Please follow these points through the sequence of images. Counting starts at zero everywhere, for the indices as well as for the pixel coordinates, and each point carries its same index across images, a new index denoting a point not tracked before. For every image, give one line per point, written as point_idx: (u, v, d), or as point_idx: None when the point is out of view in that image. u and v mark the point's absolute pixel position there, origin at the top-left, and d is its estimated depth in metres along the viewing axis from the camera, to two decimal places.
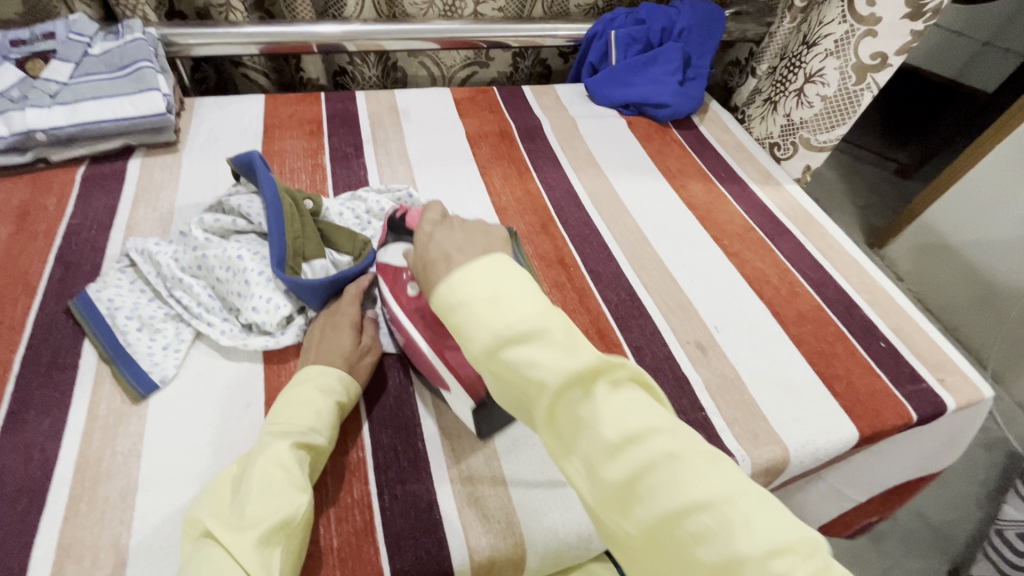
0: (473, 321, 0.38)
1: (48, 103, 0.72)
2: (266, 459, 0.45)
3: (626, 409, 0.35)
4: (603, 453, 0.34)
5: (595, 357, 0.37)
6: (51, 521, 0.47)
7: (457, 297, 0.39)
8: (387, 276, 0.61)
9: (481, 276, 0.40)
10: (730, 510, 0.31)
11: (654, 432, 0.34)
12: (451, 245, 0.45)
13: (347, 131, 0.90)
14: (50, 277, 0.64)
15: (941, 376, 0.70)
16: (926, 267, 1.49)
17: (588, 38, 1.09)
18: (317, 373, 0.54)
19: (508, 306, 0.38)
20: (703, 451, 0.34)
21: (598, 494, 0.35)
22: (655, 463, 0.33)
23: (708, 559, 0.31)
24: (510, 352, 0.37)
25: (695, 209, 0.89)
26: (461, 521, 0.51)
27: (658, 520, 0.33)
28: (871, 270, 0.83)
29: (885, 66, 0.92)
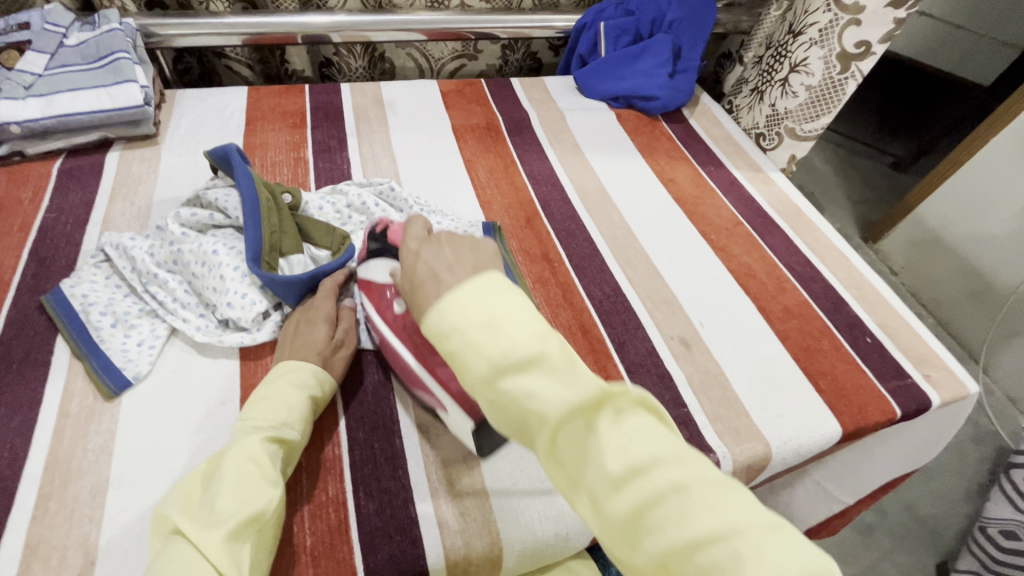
0: (468, 348, 0.36)
1: (22, 95, 0.71)
2: (237, 453, 0.45)
3: (631, 438, 0.33)
4: (607, 487, 0.32)
5: (595, 384, 0.34)
6: (19, 520, 0.46)
7: (449, 324, 0.37)
8: (371, 294, 0.59)
9: (475, 298, 0.37)
10: (743, 545, 0.28)
11: (660, 463, 0.32)
12: (440, 264, 0.42)
13: (331, 124, 0.89)
14: (24, 272, 0.63)
15: (926, 371, 0.69)
16: (919, 261, 1.48)
17: (576, 30, 1.07)
18: (290, 368, 0.53)
19: (503, 331, 0.35)
20: (717, 483, 0.31)
21: (607, 530, 0.33)
22: (662, 495, 0.31)
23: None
24: (508, 381, 0.35)
25: (683, 203, 0.88)
26: (437, 519, 0.51)
27: (668, 560, 0.30)
28: (859, 265, 0.83)
29: (869, 55, 0.90)
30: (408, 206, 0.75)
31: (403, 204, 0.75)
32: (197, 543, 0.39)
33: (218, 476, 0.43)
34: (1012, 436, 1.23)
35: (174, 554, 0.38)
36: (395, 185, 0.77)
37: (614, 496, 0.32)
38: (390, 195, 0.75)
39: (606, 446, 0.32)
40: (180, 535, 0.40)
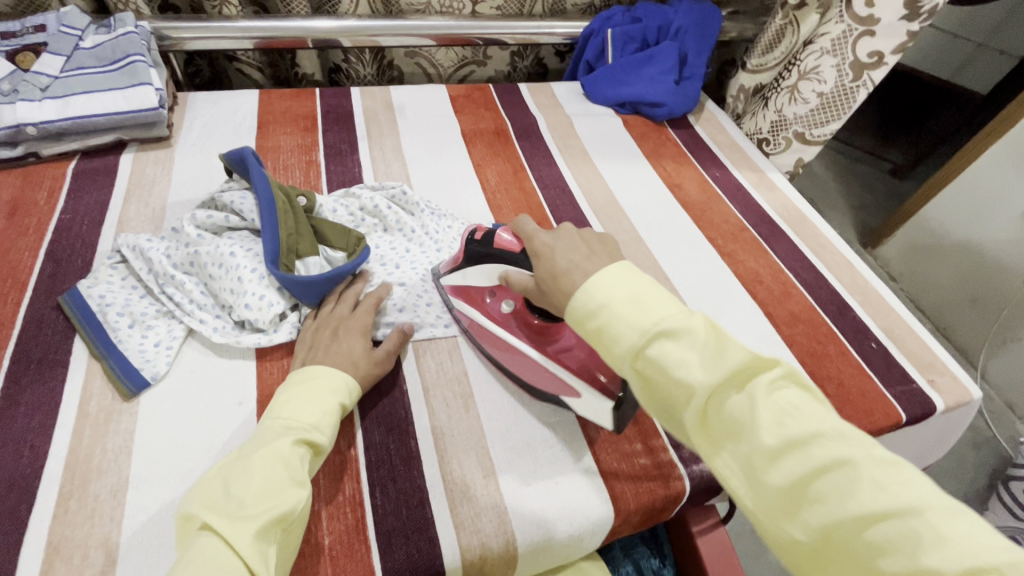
0: (617, 321, 0.42)
1: (38, 97, 0.72)
2: (268, 453, 0.45)
3: (787, 412, 0.37)
4: (764, 457, 0.37)
5: (747, 357, 0.39)
6: (41, 518, 0.47)
7: (597, 302, 0.43)
8: (470, 300, 0.65)
9: (618, 281, 0.43)
10: (919, 522, 0.32)
11: (821, 437, 0.36)
12: (576, 258, 0.47)
13: (342, 128, 0.90)
14: (41, 273, 0.63)
15: (930, 377, 0.71)
16: (919, 267, 1.50)
17: (584, 36, 1.08)
18: (324, 374, 0.53)
19: (649, 308, 0.42)
20: (883, 458, 0.35)
21: (764, 499, 0.37)
22: (825, 468, 0.35)
23: (894, 568, 0.32)
24: (656, 350, 0.40)
25: (690, 209, 0.89)
26: (453, 520, 0.51)
27: (834, 527, 0.34)
28: (864, 271, 0.84)
29: (881, 65, 0.93)
30: (420, 209, 0.76)
31: (415, 207, 0.76)
32: (229, 538, 0.39)
33: (246, 475, 0.43)
34: (1010, 441, 1.24)
35: (203, 550, 0.38)
36: (407, 189, 0.77)
37: (772, 466, 0.36)
38: (402, 199, 0.76)
39: (763, 421, 0.37)
40: (207, 528, 0.40)
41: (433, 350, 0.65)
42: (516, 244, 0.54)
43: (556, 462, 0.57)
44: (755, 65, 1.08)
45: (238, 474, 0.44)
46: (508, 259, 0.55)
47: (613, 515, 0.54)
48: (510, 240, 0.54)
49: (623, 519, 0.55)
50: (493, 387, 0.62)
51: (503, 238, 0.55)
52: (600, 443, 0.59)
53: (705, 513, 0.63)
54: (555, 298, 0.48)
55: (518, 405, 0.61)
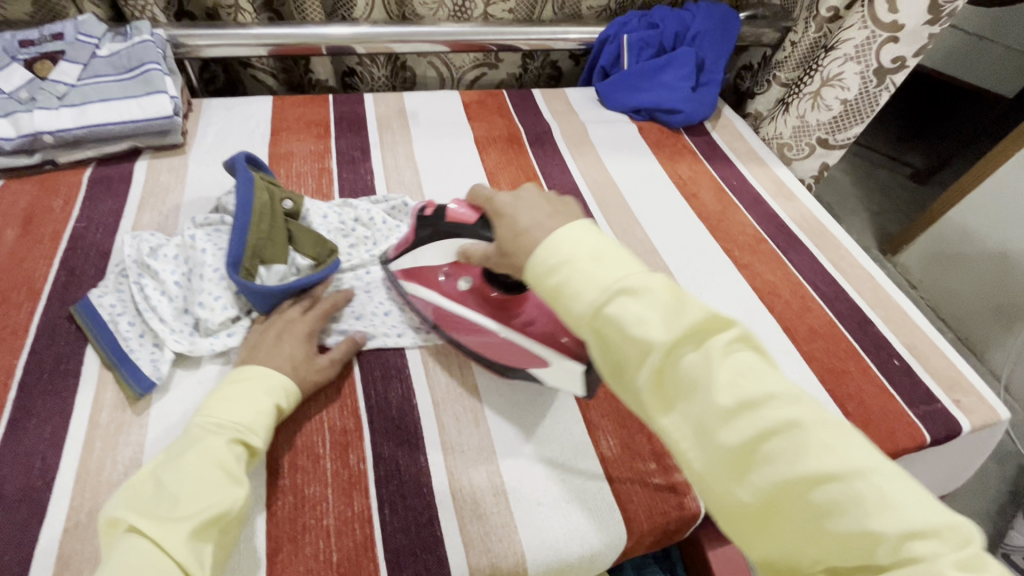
0: (578, 278, 0.40)
1: (55, 105, 0.72)
2: (200, 453, 0.44)
3: (740, 373, 0.36)
4: (718, 418, 0.36)
5: (706, 315, 0.38)
6: (51, 531, 0.47)
7: (558, 258, 0.41)
8: (423, 281, 0.64)
9: (577, 238, 0.42)
10: (864, 485, 0.32)
11: (773, 399, 0.35)
12: (539, 215, 0.46)
13: (355, 135, 0.90)
14: (55, 281, 0.63)
15: (956, 397, 0.68)
16: (939, 276, 1.46)
17: (599, 41, 1.07)
18: (261, 375, 0.52)
19: (610, 266, 0.40)
20: (830, 421, 0.35)
21: (713, 461, 0.36)
22: (776, 429, 0.34)
23: (836, 528, 0.32)
24: (614, 308, 0.38)
25: (705, 218, 0.87)
26: (463, 539, 0.50)
27: (779, 488, 0.34)
28: (885, 285, 0.82)
29: (903, 69, 0.91)
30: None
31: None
32: (160, 540, 0.38)
33: (178, 474, 0.43)
34: None
35: (130, 553, 0.38)
36: (408, 200, 0.77)
37: (724, 426, 0.35)
38: (403, 210, 0.76)
39: (719, 381, 0.36)
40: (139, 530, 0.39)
41: (442, 363, 0.64)
42: (467, 214, 0.54)
43: (568, 480, 0.56)
44: (780, 77, 1.08)
45: (170, 472, 0.43)
46: (461, 230, 0.54)
47: (625, 536, 0.53)
48: (461, 213, 0.54)
49: (635, 540, 0.54)
50: (504, 402, 0.61)
51: (452, 209, 0.55)
52: (612, 461, 0.58)
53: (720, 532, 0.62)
54: (516, 258, 0.46)
55: (528, 420, 0.60)
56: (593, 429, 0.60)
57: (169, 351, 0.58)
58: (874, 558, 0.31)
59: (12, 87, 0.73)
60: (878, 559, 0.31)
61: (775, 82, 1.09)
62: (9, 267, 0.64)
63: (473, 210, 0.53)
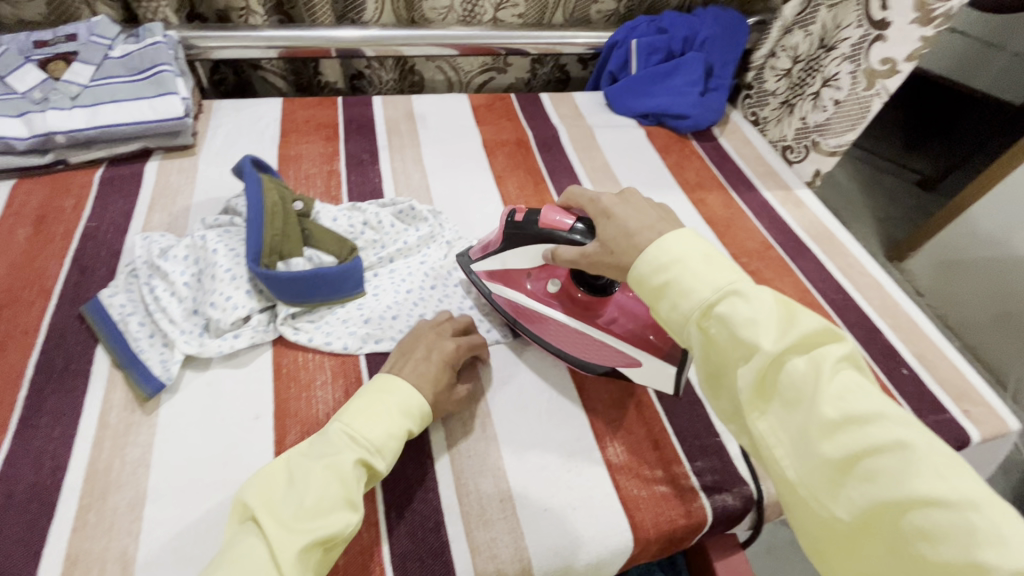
0: (688, 277, 0.43)
1: (68, 105, 0.73)
2: (328, 467, 0.44)
3: (848, 389, 0.37)
4: (820, 429, 0.36)
5: (818, 326, 0.39)
6: (61, 530, 0.47)
7: (670, 257, 0.45)
8: (507, 281, 0.66)
9: (701, 245, 0.45)
10: (976, 517, 0.31)
11: (884, 418, 0.35)
12: (647, 218, 0.49)
13: (363, 137, 0.90)
14: (66, 280, 0.64)
15: (965, 407, 0.68)
16: (947, 283, 1.45)
17: (607, 46, 1.07)
18: (401, 391, 0.51)
19: (723, 270, 0.43)
20: (943, 451, 0.34)
21: (809, 470, 0.37)
22: (883, 447, 0.34)
23: (938, 556, 0.32)
24: (723, 310, 0.41)
25: (713, 224, 0.87)
26: (469, 544, 0.50)
27: (876, 506, 0.34)
28: (894, 293, 0.81)
29: (895, 73, 0.88)
30: (426, 222, 0.76)
31: (421, 221, 0.76)
32: (273, 548, 0.39)
33: (303, 485, 0.43)
34: None
35: (248, 551, 0.39)
36: (415, 203, 0.77)
37: (826, 438, 0.36)
38: (410, 214, 0.76)
39: (826, 394, 0.37)
40: (257, 528, 0.41)
41: None
42: (566, 222, 0.55)
43: (574, 486, 0.55)
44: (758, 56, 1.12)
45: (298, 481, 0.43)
46: (557, 237, 0.55)
47: (631, 544, 0.53)
48: (560, 216, 0.55)
49: (641, 548, 0.54)
50: (511, 407, 0.61)
51: (549, 217, 0.56)
52: (620, 468, 0.57)
53: (726, 538, 0.61)
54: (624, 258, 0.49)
55: (536, 425, 0.60)
56: (600, 437, 0.60)
57: (178, 352, 0.58)
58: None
59: (26, 87, 0.73)
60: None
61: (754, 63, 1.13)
62: (21, 266, 0.64)
63: (571, 216, 0.56)
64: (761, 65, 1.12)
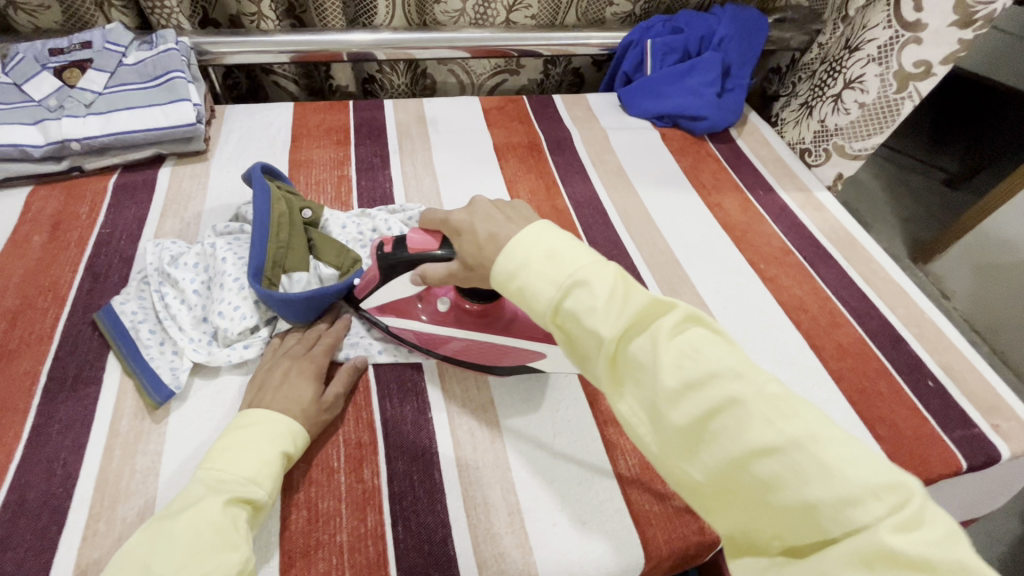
0: (534, 279, 0.41)
1: (83, 113, 0.74)
2: (192, 517, 0.42)
3: (686, 353, 0.36)
4: (666, 399, 0.36)
5: (649, 301, 0.39)
6: (70, 540, 0.47)
7: (516, 263, 0.42)
8: (400, 313, 0.62)
9: (534, 238, 0.42)
10: (800, 455, 0.32)
11: (717, 377, 0.35)
12: (496, 224, 0.46)
13: (374, 141, 0.90)
14: (80, 287, 0.64)
15: (994, 421, 0.65)
16: (975, 286, 1.40)
17: (621, 47, 1.05)
18: (264, 419, 0.50)
19: (564, 259, 0.41)
20: (773, 394, 0.35)
21: (667, 441, 0.37)
22: (718, 408, 0.35)
23: (782, 501, 0.33)
24: (568, 304, 0.39)
25: (730, 229, 0.85)
26: (477, 558, 0.50)
27: (725, 464, 0.34)
28: (918, 300, 0.78)
29: (929, 76, 0.85)
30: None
31: None
32: None
33: (167, 544, 0.40)
34: None
35: None
36: (426, 210, 0.76)
37: (673, 409, 0.36)
38: (420, 222, 0.75)
39: (664, 365, 0.36)
40: None
41: (459, 378, 0.63)
42: (432, 241, 0.51)
43: (584, 501, 0.54)
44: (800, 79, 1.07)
45: (161, 541, 0.41)
46: (424, 258, 0.52)
47: (643, 561, 0.51)
48: (422, 238, 0.52)
49: (654, 565, 0.52)
50: (521, 419, 0.60)
51: (413, 239, 0.52)
52: (630, 482, 0.56)
53: None
54: (483, 269, 0.47)
55: (546, 436, 0.59)
56: (611, 448, 0.59)
57: (187, 360, 0.58)
58: (821, 527, 0.31)
59: (42, 95, 0.74)
60: (827, 530, 0.31)
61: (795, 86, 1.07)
62: (37, 273, 0.65)
63: (433, 235, 0.52)
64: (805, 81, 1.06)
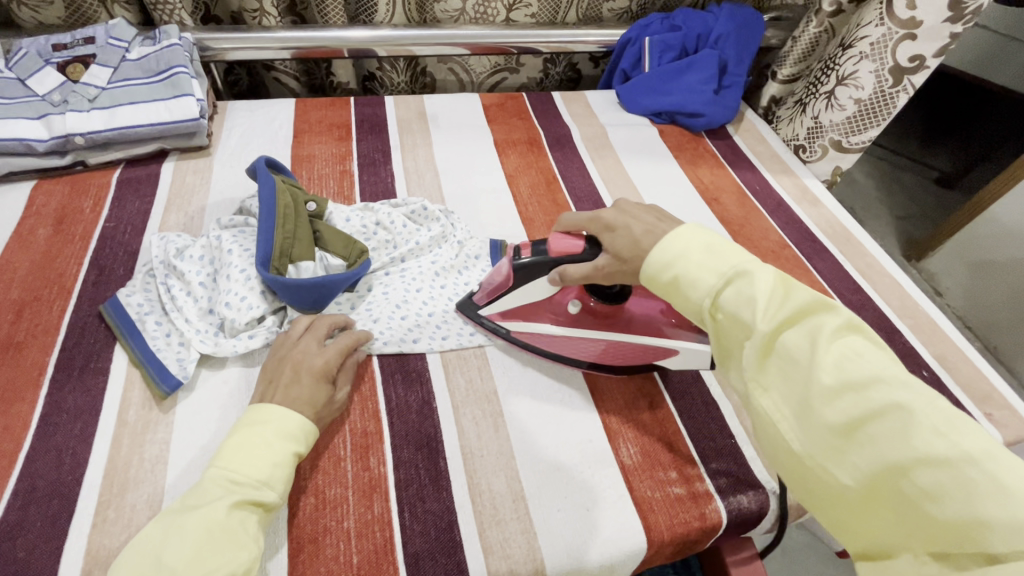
0: (693, 270, 0.45)
1: (87, 108, 0.74)
2: (203, 515, 0.42)
3: (848, 357, 0.38)
4: (821, 396, 0.37)
5: (811, 301, 0.41)
6: (81, 526, 0.47)
7: (673, 254, 0.47)
8: (525, 317, 0.65)
9: (691, 239, 0.47)
10: (972, 470, 0.32)
11: (881, 382, 0.36)
12: (650, 222, 0.51)
13: (376, 137, 0.90)
14: (85, 280, 0.65)
15: (987, 410, 0.66)
16: (967, 283, 1.41)
17: (620, 44, 1.06)
18: (276, 417, 0.49)
19: (724, 256, 0.45)
20: (944, 410, 0.35)
21: (814, 439, 0.38)
22: (880, 411, 0.35)
23: (943, 513, 0.32)
24: (725, 297, 0.43)
25: (728, 223, 0.86)
26: (482, 543, 0.50)
27: (879, 468, 0.35)
28: (913, 292, 0.80)
29: (922, 69, 0.88)
30: (438, 222, 0.75)
31: (434, 221, 0.76)
32: None
33: (179, 537, 0.41)
34: None
35: None
36: (427, 204, 0.77)
37: (826, 405, 0.37)
38: (422, 215, 0.76)
39: (823, 362, 0.38)
40: None
41: (462, 366, 0.64)
42: (577, 243, 0.54)
43: (587, 488, 0.55)
44: (783, 75, 1.09)
45: (172, 537, 0.41)
46: (568, 259, 0.55)
47: (645, 546, 0.52)
48: (566, 241, 0.55)
49: (655, 550, 0.53)
50: (524, 407, 0.61)
51: (557, 242, 0.55)
52: (632, 469, 0.57)
53: (741, 545, 0.60)
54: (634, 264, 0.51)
55: (548, 424, 0.60)
56: (613, 436, 0.59)
57: (195, 351, 0.59)
58: (983, 544, 0.31)
59: (45, 90, 0.74)
60: (990, 549, 0.31)
61: (775, 78, 1.10)
62: (42, 265, 0.65)
63: (577, 238, 0.55)
64: (788, 80, 1.09)
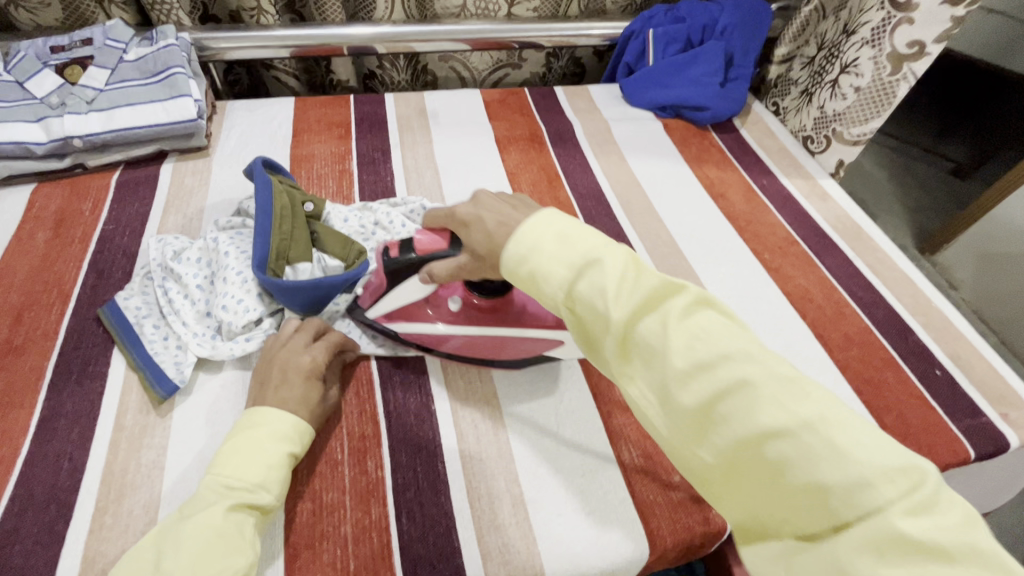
0: (545, 262, 0.40)
1: (84, 110, 0.74)
2: (199, 520, 0.42)
3: (697, 334, 0.34)
4: (676, 380, 0.34)
5: (658, 281, 0.37)
6: (77, 533, 0.47)
7: (525, 246, 0.41)
8: (409, 317, 0.61)
9: (542, 225, 0.41)
10: (811, 436, 0.30)
11: (729, 359, 0.33)
12: (504, 212, 0.45)
13: (376, 135, 0.89)
14: (84, 283, 0.65)
15: (1003, 410, 0.64)
16: (983, 276, 1.38)
17: (624, 37, 1.04)
18: (272, 418, 0.49)
19: (575, 241, 0.40)
20: (785, 375, 0.32)
21: (676, 423, 0.35)
22: (728, 389, 0.32)
23: (793, 483, 0.31)
24: (583, 286, 0.38)
25: (734, 219, 0.84)
26: (480, 549, 0.50)
27: (737, 448, 0.32)
28: (925, 288, 0.77)
29: (923, 56, 0.84)
30: None
31: None
32: None
33: (175, 547, 0.40)
34: None
35: None
36: (427, 203, 0.76)
37: (681, 389, 0.34)
38: (422, 214, 0.75)
39: (674, 345, 0.34)
40: None
41: (461, 370, 0.63)
42: (439, 241, 0.52)
43: (588, 492, 0.54)
44: (779, 55, 1.09)
45: (170, 544, 0.41)
46: (431, 258, 0.52)
47: (647, 552, 0.51)
48: (428, 239, 0.52)
49: (658, 556, 0.52)
50: (525, 410, 0.60)
51: (420, 242, 0.52)
52: (635, 472, 0.56)
53: None
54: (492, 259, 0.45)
55: (547, 427, 0.59)
56: (615, 439, 0.58)
57: (192, 355, 0.58)
58: (833, 512, 0.29)
59: (43, 93, 0.74)
60: (839, 515, 0.29)
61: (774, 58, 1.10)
62: (40, 269, 0.65)
63: (436, 234, 0.52)
64: (784, 61, 1.10)
